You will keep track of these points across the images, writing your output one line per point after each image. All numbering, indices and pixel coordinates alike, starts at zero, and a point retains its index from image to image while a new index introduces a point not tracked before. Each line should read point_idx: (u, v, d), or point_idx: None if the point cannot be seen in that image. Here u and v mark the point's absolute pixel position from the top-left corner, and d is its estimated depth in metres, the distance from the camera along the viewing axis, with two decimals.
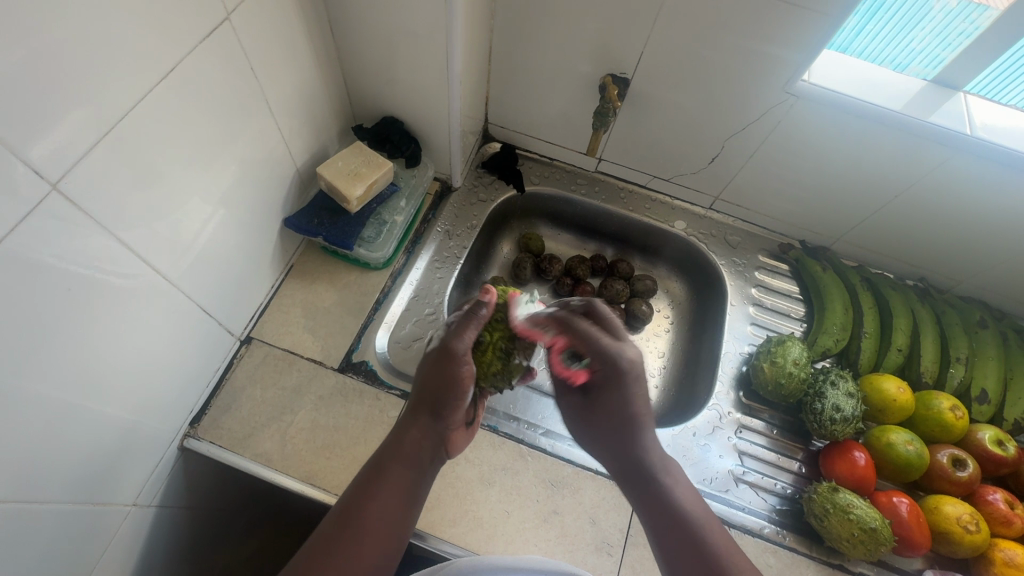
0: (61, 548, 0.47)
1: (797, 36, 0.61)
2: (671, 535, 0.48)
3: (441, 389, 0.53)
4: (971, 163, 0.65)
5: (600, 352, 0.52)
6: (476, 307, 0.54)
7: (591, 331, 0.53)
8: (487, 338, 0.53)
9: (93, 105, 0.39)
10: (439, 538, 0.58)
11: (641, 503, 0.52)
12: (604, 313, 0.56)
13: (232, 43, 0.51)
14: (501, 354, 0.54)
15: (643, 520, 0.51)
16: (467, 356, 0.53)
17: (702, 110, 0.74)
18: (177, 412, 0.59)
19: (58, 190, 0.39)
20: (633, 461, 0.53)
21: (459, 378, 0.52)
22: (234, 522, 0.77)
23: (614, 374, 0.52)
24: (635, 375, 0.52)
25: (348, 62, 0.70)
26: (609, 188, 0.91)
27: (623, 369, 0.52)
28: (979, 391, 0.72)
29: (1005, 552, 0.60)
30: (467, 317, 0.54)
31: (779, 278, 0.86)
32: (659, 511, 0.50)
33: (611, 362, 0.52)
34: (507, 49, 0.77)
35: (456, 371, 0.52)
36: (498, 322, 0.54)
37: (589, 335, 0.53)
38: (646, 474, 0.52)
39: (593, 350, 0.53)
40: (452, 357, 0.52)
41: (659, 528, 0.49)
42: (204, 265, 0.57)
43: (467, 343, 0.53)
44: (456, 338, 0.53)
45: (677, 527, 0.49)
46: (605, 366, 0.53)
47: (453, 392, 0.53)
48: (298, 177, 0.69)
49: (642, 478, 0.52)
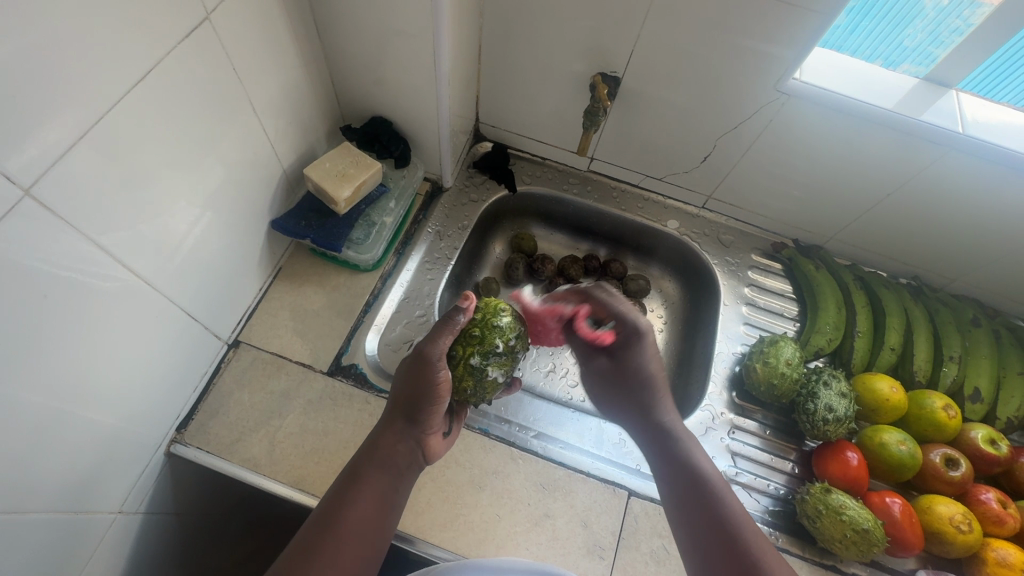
0: (46, 556, 0.47)
1: (789, 32, 0.60)
2: (697, 521, 0.48)
3: (416, 395, 0.53)
4: (965, 161, 0.65)
5: (620, 314, 0.59)
6: (453, 314, 0.55)
7: (611, 298, 0.61)
8: (460, 353, 0.55)
9: (71, 104, 0.38)
10: (428, 542, 0.58)
11: (664, 484, 0.52)
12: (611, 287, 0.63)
13: (213, 43, 0.50)
14: (473, 370, 0.55)
15: (667, 506, 0.51)
16: (441, 362, 0.53)
17: (694, 108, 0.74)
18: (164, 418, 0.59)
19: (32, 195, 0.38)
20: (659, 436, 0.54)
21: (434, 385, 0.52)
22: (222, 527, 0.76)
23: (636, 332, 0.58)
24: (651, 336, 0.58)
25: (334, 60, 0.69)
26: (601, 187, 0.91)
27: (644, 326, 0.58)
28: (972, 390, 0.72)
29: (998, 551, 0.60)
30: (444, 324, 0.55)
31: (772, 277, 0.86)
32: (681, 489, 0.50)
33: (628, 321, 0.59)
34: (497, 48, 0.76)
35: (431, 376, 0.53)
36: (472, 339, 0.55)
37: (608, 299, 0.61)
38: (670, 450, 0.53)
39: (612, 311, 0.60)
40: (425, 362, 0.53)
41: (676, 492, 0.51)
42: (190, 268, 0.56)
43: (440, 348, 0.53)
44: (430, 345, 0.53)
45: (699, 499, 0.49)
46: (624, 325, 0.59)
47: (427, 398, 0.53)
48: (286, 178, 0.69)
49: (666, 443, 0.54)
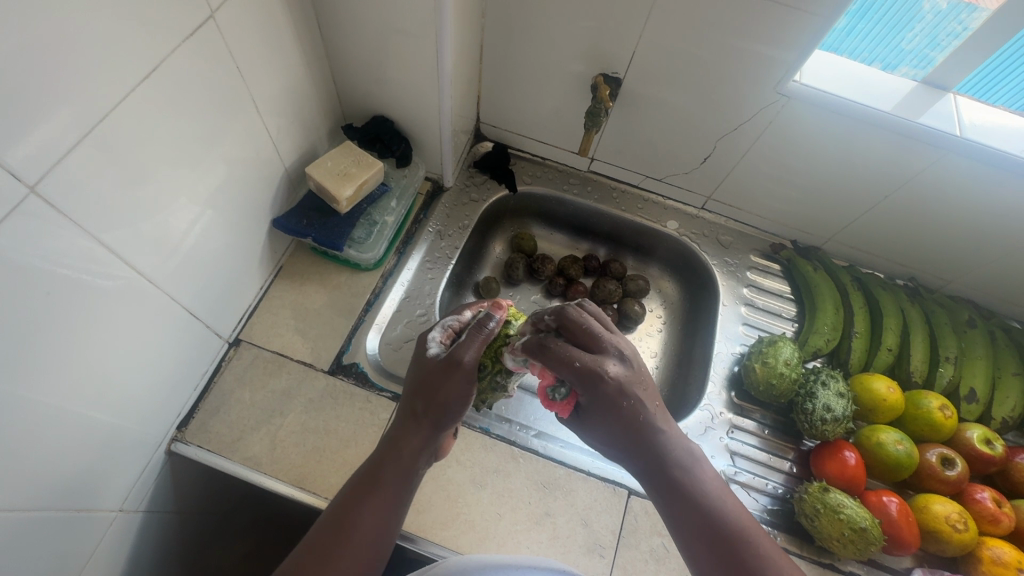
0: (47, 554, 0.47)
1: (790, 36, 0.61)
2: (706, 553, 0.46)
3: (443, 403, 0.51)
4: (962, 164, 0.65)
5: (577, 374, 0.47)
6: (484, 320, 0.52)
7: (565, 352, 0.47)
8: (488, 366, 0.56)
9: (74, 102, 0.38)
10: (429, 541, 0.58)
11: (665, 510, 0.48)
12: (577, 319, 0.49)
13: (216, 41, 0.50)
14: (494, 386, 0.58)
15: (671, 532, 0.48)
16: (473, 369, 0.52)
17: (694, 110, 0.74)
18: (164, 416, 0.58)
19: (36, 192, 0.38)
20: (653, 462, 0.48)
21: (463, 395, 0.52)
22: (222, 526, 0.76)
23: (601, 394, 0.47)
24: (620, 389, 0.47)
25: (336, 59, 0.69)
26: (602, 188, 0.91)
27: (608, 385, 0.47)
28: (968, 390, 0.72)
29: (993, 550, 0.61)
30: (476, 330, 0.52)
31: (770, 278, 0.86)
32: (685, 519, 0.47)
33: (592, 383, 0.47)
34: (498, 49, 0.77)
35: (461, 386, 0.51)
36: (501, 356, 0.57)
37: (565, 357, 0.47)
38: (668, 476, 0.48)
39: (572, 373, 0.47)
40: (459, 373, 0.51)
41: (681, 522, 0.47)
42: (191, 267, 0.56)
43: (474, 356, 0.51)
44: (463, 352, 0.51)
45: (709, 530, 0.46)
46: (587, 386, 0.47)
47: (454, 406, 0.52)
48: (288, 177, 0.69)
49: (661, 475, 0.48)
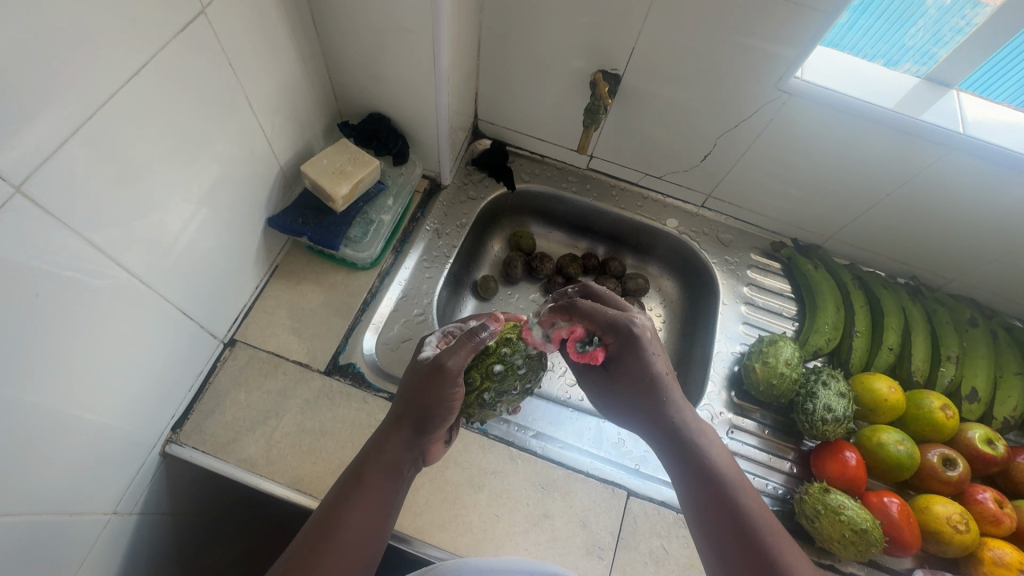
0: (42, 557, 0.46)
1: (792, 31, 0.60)
2: (717, 522, 0.46)
3: (428, 407, 0.51)
4: (966, 161, 0.65)
5: (611, 323, 0.51)
6: (478, 330, 0.52)
7: (595, 306, 0.52)
8: (476, 383, 0.54)
9: (63, 100, 0.38)
10: (426, 543, 0.57)
11: (681, 486, 0.49)
12: (599, 290, 0.55)
13: (208, 37, 0.49)
14: (483, 402, 0.55)
15: (687, 514, 0.49)
16: (459, 376, 0.51)
17: (694, 107, 0.73)
18: (159, 418, 0.58)
19: (23, 192, 0.37)
20: (674, 431, 0.51)
21: (449, 398, 0.51)
22: (218, 527, 0.76)
23: (630, 340, 0.51)
24: (648, 337, 0.51)
25: (331, 55, 0.68)
26: (601, 186, 0.90)
27: (639, 333, 0.51)
28: (970, 390, 0.72)
29: (994, 551, 0.60)
30: (467, 338, 0.52)
31: (771, 277, 0.86)
32: (701, 489, 0.48)
33: (624, 330, 0.51)
34: (496, 45, 0.76)
35: (446, 391, 0.51)
36: (492, 373, 0.54)
37: (597, 308, 0.51)
38: (687, 446, 0.50)
39: (605, 322, 0.51)
40: (444, 377, 0.50)
41: (695, 497, 0.48)
42: (186, 266, 0.55)
43: (460, 363, 0.51)
44: (451, 359, 0.51)
45: (721, 505, 0.47)
46: (618, 334, 0.51)
47: (440, 411, 0.51)
48: (282, 176, 0.68)
49: (681, 444, 0.50)
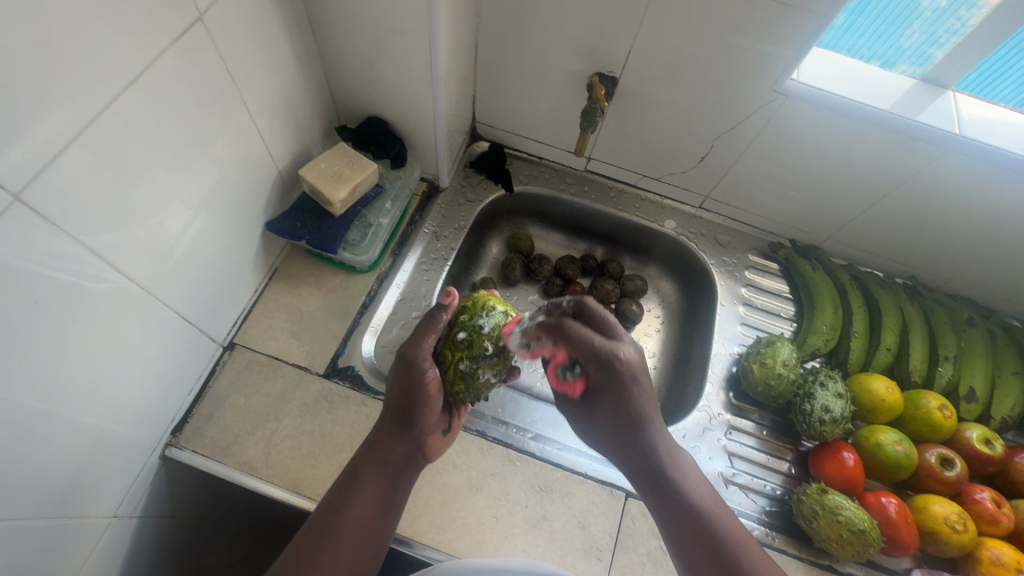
0: (42, 560, 0.46)
1: (788, 34, 0.60)
2: (692, 547, 0.47)
3: (404, 397, 0.53)
4: (961, 161, 0.65)
5: (594, 354, 0.50)
6: (438, 313, 0.54)
7: (583, 332, 0.50)
8: (448, 358, 0.53)
9: (61, 107, 0.38)
10: (425, 545, 0.57)
11: (660, 517, 0.50)
12: (596, 309, 0.53)
13: (206, 43, 0.49)
14: (464, 375, 0.53)
15: (667, 543, 0.50)
16: (426, 362, 0.52)
17: (691, 108, 0.73)
18: (158, 421, 0.58)
19: (21, 200, 0.37)
20: (647, 462, 0.51)
21: (421, 384, 0.52)
22: (217, 530, 0.76)
23: (613, 376, 0.50)
24: (633, 374, 0.50)
25: (329, 59, 0.68)
26: (599, 187, 0.90)
27: (621, 369, 0.50)
28: (967, 390, 0.72)
29: (992, 551, 0.61)
30: (427, 325, 0.54)
31: (769, 277, 0.86)
32: (678, 517, 0.49)
33: (607, 364, 0.50)
34: (493, 48, 0.76)
35: (416, 377, 0.52)
36: (460, 344, 0.53)
37: (583, 337, 0.50)
38: (661, 477, 0.50)
39: (589, 352, 0.50)
40: (410, 366, 0.52)
41: (672, 525, 0.49)
42: (185, 271, 0.56)
43: (424, 349, 0.53)
44: (414, 347, 0.53)
45: (698, 533, 0.48)
46: (601, 367, 0.50)
47: (418, 399, 0.52)
48: (281, 179, 0.68)
49: (657, 477, 0.50)
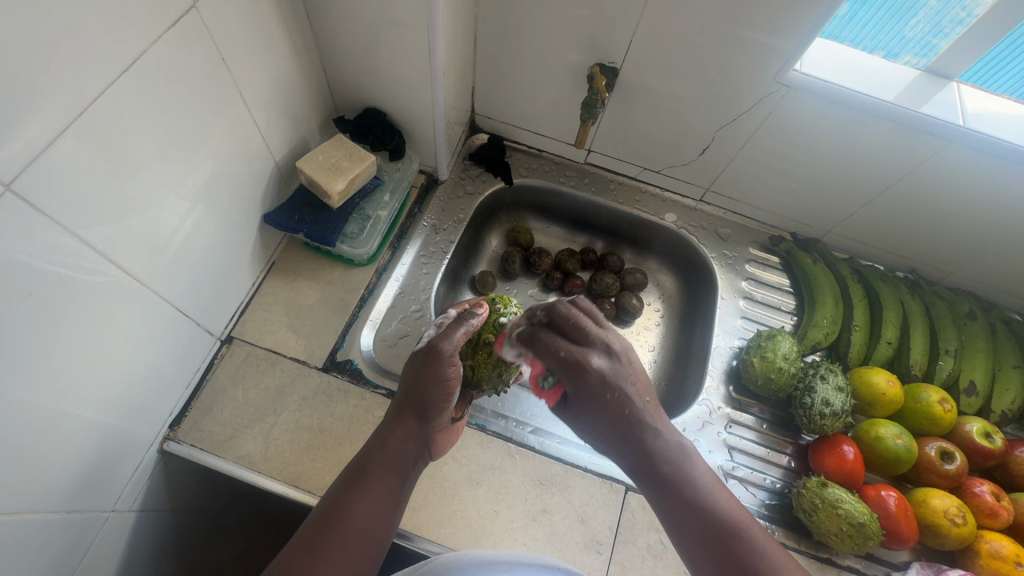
0: (40, 555, 0.46)
1: (791, 24, 0.59)
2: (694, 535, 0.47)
3: (427, 390, 0.53)
4: (965, 153, 0.64)
5: (564, 363, 0.48)
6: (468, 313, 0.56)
7: (552, 343, 0.49)
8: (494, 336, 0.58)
9: (53, 97, 0.37)
10: (425, 538, 0.57)
11: (661, 509, 0.49)
12: (566, 314, 0.49)
13: (200, 32, 0.48)
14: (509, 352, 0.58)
15: (671, 536, 0.49)
16: (453, 357, 0.53)
17: (692, 100, 0.73)
18: (156, 415, 0.58)
19: (13, 190, 0.36)
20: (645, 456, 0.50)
21: (445, 378, 0.53)
22: (215, 524, 0.76)
23: (585, 384, 0.49)
24: (604, 380, 0.48)
25: (326, 49, 0.67)
26: (599, 180, 0.90)
27: (592, 375, 0.48)
28: (967, 383, 0.72)
29: (991, 544, 0.61)
30: (457, 323, 0.55)
31: (770, 271, 0.85)
32: (681, 508, 0.48)
33: (577, 373, 0.48)
34: (493, 38, 0.75)
35: (443, 371, 0.53)
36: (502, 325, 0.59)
37: (552, 348, 0.48)
38: (660, 469, 0.49)
39: (557, 362, 0.49)
40: (439, 358, 0.53)
41: (674, 516, 0.48)
42: (181, 264, 0.55)
43: (454, 344, 0.53)
44: (446, 340, 0.53)
45: (699, 524, 0.47)
46: (573, 376, 0.49)
47: (438, 394, 0.53)
48: (278, 171, 0.67)
49: (656, 471, 0.49)
